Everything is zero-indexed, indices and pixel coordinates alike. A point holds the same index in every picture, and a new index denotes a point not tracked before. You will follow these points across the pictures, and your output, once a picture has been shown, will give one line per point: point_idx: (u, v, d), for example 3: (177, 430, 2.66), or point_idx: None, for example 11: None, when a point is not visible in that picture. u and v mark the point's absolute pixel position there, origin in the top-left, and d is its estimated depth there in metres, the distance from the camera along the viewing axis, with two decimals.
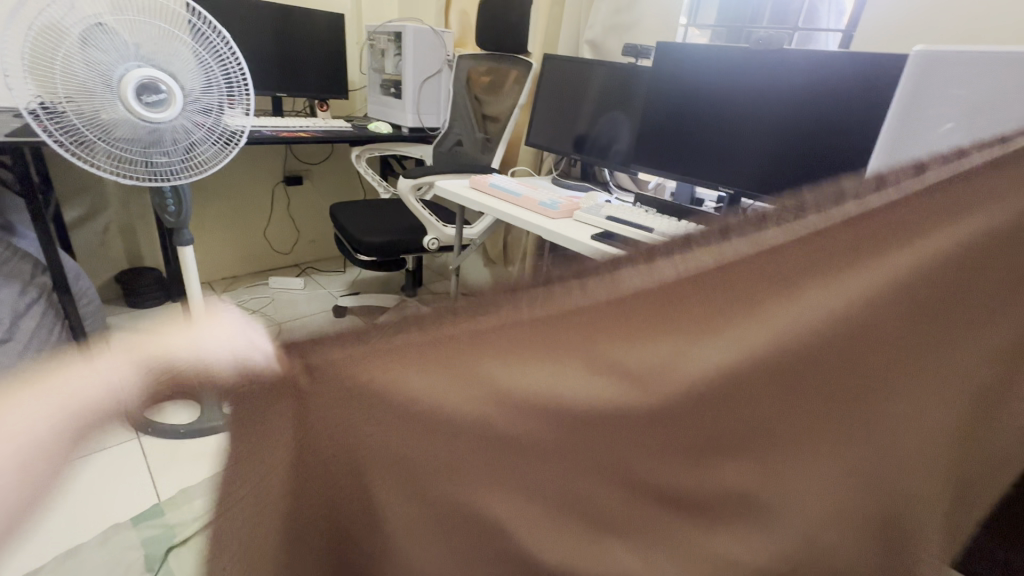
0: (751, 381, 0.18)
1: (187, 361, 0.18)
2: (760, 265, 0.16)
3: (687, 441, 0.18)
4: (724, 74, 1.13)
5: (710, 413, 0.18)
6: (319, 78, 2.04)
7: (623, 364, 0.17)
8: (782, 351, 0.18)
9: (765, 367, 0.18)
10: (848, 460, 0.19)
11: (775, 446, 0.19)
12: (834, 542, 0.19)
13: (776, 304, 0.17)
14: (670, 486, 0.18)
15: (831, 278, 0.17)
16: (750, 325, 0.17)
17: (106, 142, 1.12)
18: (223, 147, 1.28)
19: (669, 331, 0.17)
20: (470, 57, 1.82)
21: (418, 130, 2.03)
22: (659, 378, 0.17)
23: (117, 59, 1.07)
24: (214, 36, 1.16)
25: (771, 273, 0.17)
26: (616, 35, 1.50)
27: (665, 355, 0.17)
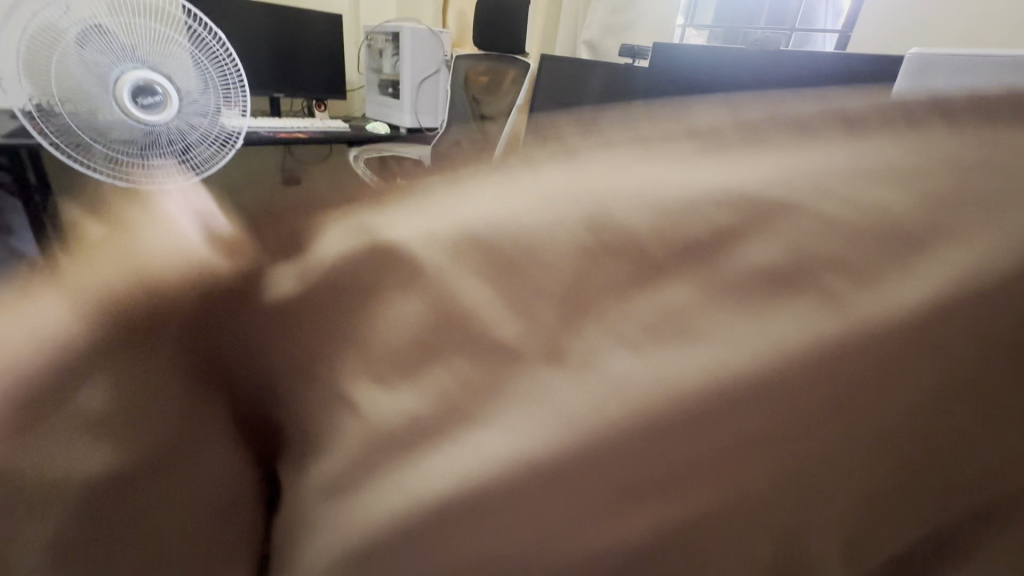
0: (686, 395, 0.23)
1: (160, 270, 0.35)
2: (686, 312, 0.23)
3: (622, 472, 0.24)
4: (721, 74, 1.14)
5: (652, 433, 0.23)
6: (318, 78, 2.04)
7: (558, 352, 0.24)
8: (711, 373, 0.22)
9: (692, 397, 0.23)
10: (768, 478, 0.23)
11: (718, 463, 0.23)
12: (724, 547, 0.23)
13: (687, 326, 0.23)
14: (591, 516, 0.24)
15: (732, 309, 0.23)
16: (664, 351, 0.23)
17: (102, 144, 1.09)
18: (220, 149, 1.26)
19: (601, 327, 0.24)
20: (468, 56, 1.77)
21: (416, 130, 2.04)
22: (591, 372, 0.24)
23: (114, 60, 1.07)
24: (211, 39, 1.18)
25: (689, 307, 0.23)
26: (612, 36, 1.51)
27: (616, 350, 0.23)
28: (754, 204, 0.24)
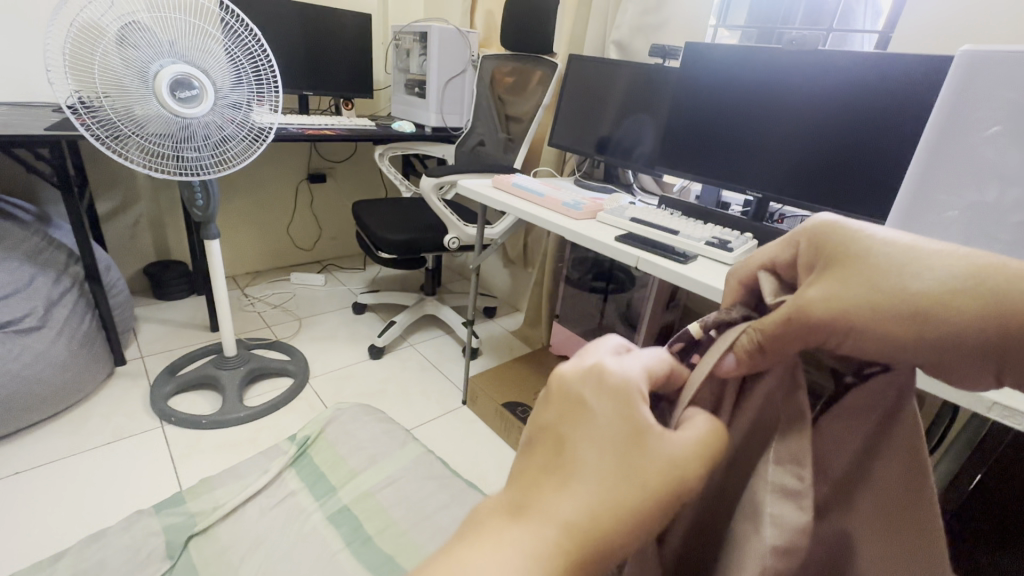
0: (830, 332, 0.31)
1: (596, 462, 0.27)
2: (821, 316, 0.31)
3: (802, 342, 0.32)
4: (755, 74, 1.11)
5: (809, 337, 0.32)
6: (345, 77, 2.06)
7: (797, 315, 0.32)
8: (849, 324, 0.30)
9: (831, 326, 0.31)
10: (883, 343, 0.30)
11: (839, 335, 0.31)
12: (842, 343, 0.32)
13: (851, 317, 0.30)
14: (774, 358, 0.33)
15: (878, 316, 0.30)
16: (831, 330, 0.31)
17: (139, 136, 1.14)
18: (251, 143, 1.31)
19: (806, 316, 0.32)
20: (494, 58, 1.81)
21: (441, 130, 2.05)
22: (805, 328, 0.32)
23: (152, 56, 1.08)
24: (246, 33, 1.19)
25: (842, 307, 0.31)
26: (642, 37, 1.49)
27: (824, 313, 0.31)
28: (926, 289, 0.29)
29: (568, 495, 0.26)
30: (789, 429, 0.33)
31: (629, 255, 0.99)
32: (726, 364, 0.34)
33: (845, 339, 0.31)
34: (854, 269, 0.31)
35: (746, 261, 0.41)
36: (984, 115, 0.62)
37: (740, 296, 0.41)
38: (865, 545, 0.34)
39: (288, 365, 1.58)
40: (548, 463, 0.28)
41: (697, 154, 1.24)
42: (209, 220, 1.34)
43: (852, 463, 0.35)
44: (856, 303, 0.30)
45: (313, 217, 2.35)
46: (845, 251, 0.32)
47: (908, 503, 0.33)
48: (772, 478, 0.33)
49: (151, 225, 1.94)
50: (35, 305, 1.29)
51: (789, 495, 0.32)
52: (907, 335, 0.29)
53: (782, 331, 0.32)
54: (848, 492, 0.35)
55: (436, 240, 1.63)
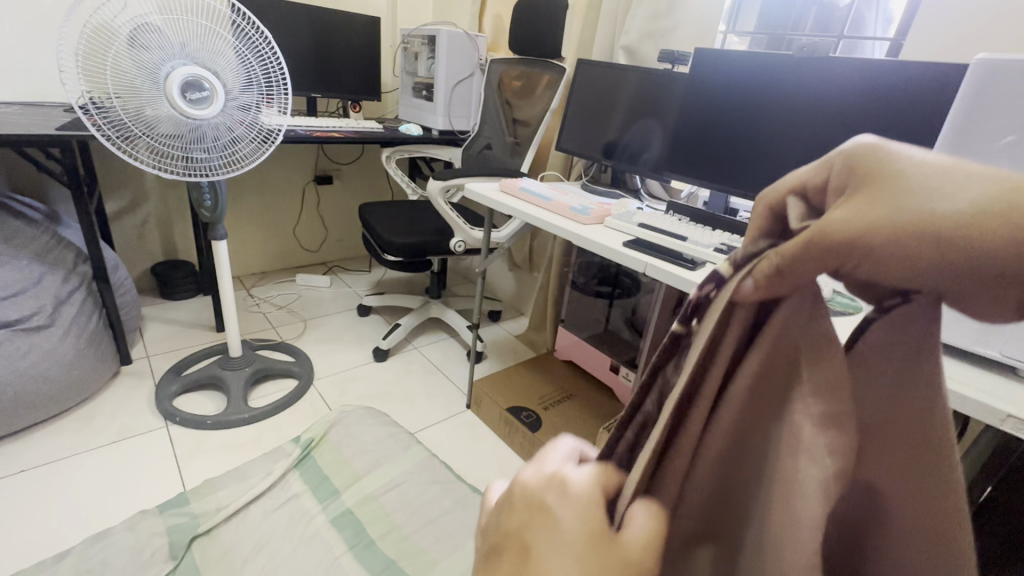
0: (854, 257, 0.22)
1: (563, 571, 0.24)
2: (845, 236, 0.22)
3: (822, 267, 0.23)
4: (765, 81, 1.10)
5: (830, 261, 0.23)
6: (353, 80, 2.07)
7: (816, 237, 0.22)
8: (877, 248, 0.21)
9: (853, 250, 0.22)
10: (922, 270, 0.21)
11: (863, 262, 0.22)
12: (868, 271, 0.22)
13: (879, 238, 0.21)
14: (791, 286, 0.25)
15: (917, 240, 0.20)
16: (855, 256, 0.22)
17: (149, 137, 1.15)
18: (261, 145, 1.31)
19: (828, 238, 0.22)
20: (502, 62, 1.81)
21: (448, 133, 2.05)
22: (823, 251, 0.22)
23: (164, 57, 1.09)
24: (256, 35, 1.19)
25: (869, 226, 0.21)
26: (651, 42, 1.48)
27: (849, 233, 0.21)
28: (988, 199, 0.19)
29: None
30: (813, 359, 0.26)
31: (636, 260, 0.98)
32: (744, 288, 0.26)
33: (873, 264, 0.22)
34: (904, 175, 0.21)
35: (773, 183, 0.27)
36: (1000, 124, 0.62)
37: (765, 225, 0.27)
38: (898, 495, 0.27)
39: (293, 366, 1.58)
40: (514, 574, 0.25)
41: (705, 160, 1.23)
42: (216, 220, 1.35)
43: (887, 407, 0.26)
44: (879, 222, 0.21)
45: (319, 218, 2.36)
46: (880, 166, 0.21)
47: (937, 439, 0.26)
48: (800, 409, 0.25)
49: (159, 225, 1.95)
50: (43, 304, 1.30)
51: (832, 423, 0.25)
52: (935, 260, 0.20)
53: (800, 256, 0.23)
54: (877, 439, 0.27)
55: (442, 243, 1.63)
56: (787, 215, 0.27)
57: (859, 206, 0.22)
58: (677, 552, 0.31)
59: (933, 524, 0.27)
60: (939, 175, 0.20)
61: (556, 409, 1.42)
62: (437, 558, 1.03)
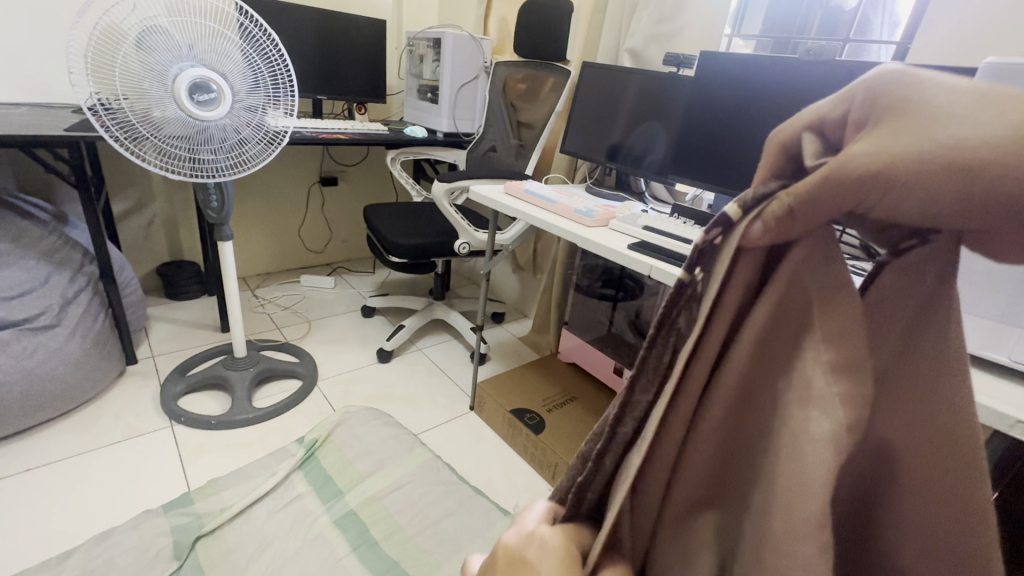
0: (869, 191, 0.23)
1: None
2: (863, 171, 0.23)
3: (835, 204, 0.24)
4: (770, 85, 1.10)
5: (845, 196, 0.24)
6: (358, 82, 2.08)
7: (836, 171, 0.23)
8: (894, 179, 0.22)
9: (870, 182, 0.23)
10: (937, 204, 0.22)
11: (880, 196, 0.23)
12: (886, 206, 0.23)
13: (896, 173, 0.22)
14: (804, 225, 0.26)
15: (930, 175, 0.21)
16: (874, 189, 0.23)
17: (157, 137, 1.16)
18: (267, 146, 1.32)
19: (845, 174, 0.23)
20: (507, 64, 1.82)
21: (452, 135, 2.05)
22: (839, 187, 0.23)
23: (172, 59, 1.10)
24: (263, 37, 1.20)
25: (885, 162, 0.22)
26: (656, 45, 1.49)
27: (869, 165, 0.22)
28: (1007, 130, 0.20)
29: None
30: (826, 305, 0.27)
31: (641, 263, 0.99)
32: (753, 231, 0.27)
33: (890, 199, 0.23)
34: (921, 106, 0.22)
35: (784, 122, 0.28)
36: None
37: (774, 166, 0.28)
38: (905, 451, 0.28)
39: (297, 367, 1.59)
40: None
41: (710, 162, 1.23)
42: (222, 221, 1.36)
43: (897, 353, 0.28)
44: (904, 155, 0.21)
45: (324, 220, 2.37)
46: (904, 99, 0.22)
47: (947, 388, 0.27)
48: (813, 358, 0.27)
49: (165, 226, 1.96)
50: (50, 303, 1.31)
51: (844, 373, 0.26)
52: (962, 203, 0.22)
53: (818, 193, 0.24)
54: (887, 389, 0.28)
55: (447, 245, 1.64)
56: (799, 152, 0.27)
57: (876, 140, 0.22)
58: (681, 514, 0.33)
59: (940, 484, 0.28)
60: (957, 108, 0.21)
61: (560, 411, 1.42)
62: (440, 560, 1.03)
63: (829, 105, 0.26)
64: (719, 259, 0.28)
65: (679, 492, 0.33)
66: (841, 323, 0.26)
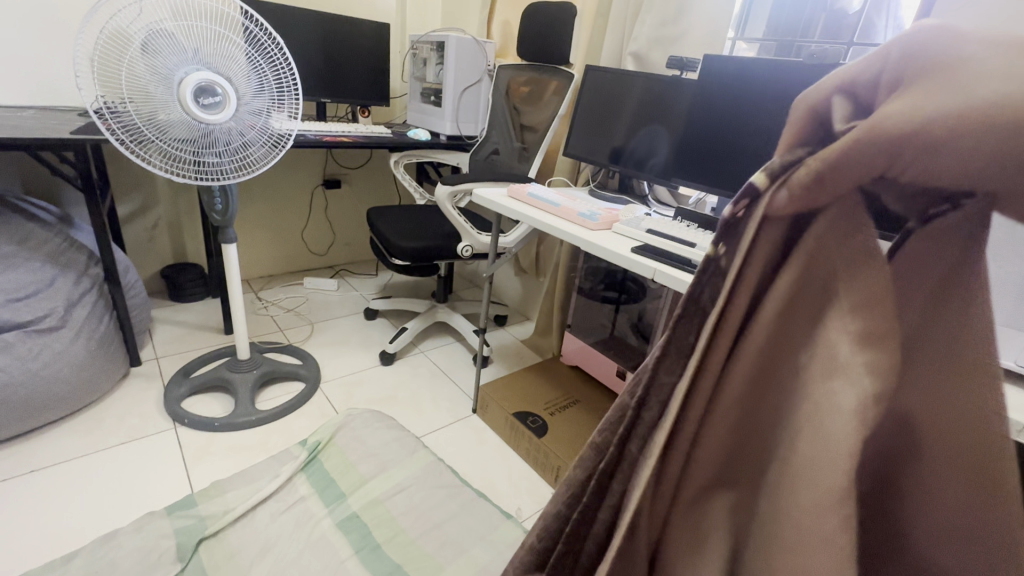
0: (903, 152, 0.25)
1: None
2: (897, 132, 0.25)
3: (867, 167, 0.26)
4: (773, 88, 1.10)
5: (879, 158, 0.26)
6: (362, 85, 2.08)
7: (873, 132, 0.25)
8: (928, 139, 0.24)
9: (903, 142, 0.25)
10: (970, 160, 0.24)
11: (910, 158, 0.25)
12: (916, 166, 0.25)
13: (930, 133, 0.24)
14: (835, 190, 0.28)
15: (967, 127, 0.23)
16: (909, 150, 0.25)
17: (163, 141, 1.16)
18: (271, 149, 1.32)
19: (881, 135, 0.25)
20: (510, 68, 1.82)
21: (455, 138, 2.06)
22: (874, 149, 0.26)
23: (178, 63, 1.11)
24: (268, 41, 1.21)
25: (919, 123, 0.24)
26: (660, 48, 1.49)
27: (906, 125, 0.24)
28: None
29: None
30: (851, 274, 0.28)
31: (645, 266, 0.98)
32: (781, 197, 0.29)
33: (921, 159, 0.25)
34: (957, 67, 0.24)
35: (815, 84, 0.30)
36: None
37: (804, 133, 0.30)
38: (926, 421, 0.30)
39: (300, 369, 1.59)
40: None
41: (713, 166, 1.23)
42: (226, 224, 1.36)
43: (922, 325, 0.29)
44: (937, 112, 0.24)
45: (327, 222, 2.37)
46: (938, 61, 0.24)
47: (969, 362, 0.28)
48: (841, 329, 0.28)
49: (168, 229, 1.97)
50: (55, 305, 1.31)
51: (869, 341, 0.28)
52: (994, 158, 0.23)
53: (850, 155, 0.26)
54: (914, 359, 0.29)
55: (449, 247, 1.64)
56: (829, 117, 0.29)
57: (911, 104, 0.24)
58: (701, 488, 0.35)
59: (961, 456, 0.29)
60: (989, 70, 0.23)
61: (562, 414, 1.41)
62: (443, 563, 1.03)
63: (862, 70, 0.28)
64: (745, 231, 0.30)
65: (703, 464, 0.34)
66: (865, 292, 0.28)
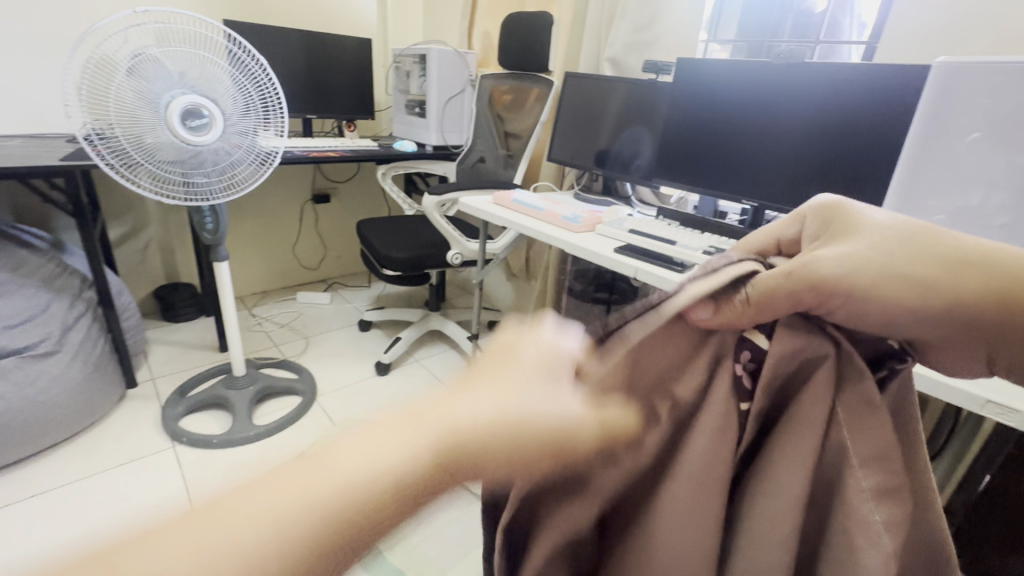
0: (803, 286, 0.31)
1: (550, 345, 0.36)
2: (787, 284, 0.31)
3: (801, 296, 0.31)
4: (747, 89, 1.12)
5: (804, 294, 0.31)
6: (417, 100, 2.11)
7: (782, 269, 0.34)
8: (804, 288, 0.31)
9: (802, 284, 0.31)
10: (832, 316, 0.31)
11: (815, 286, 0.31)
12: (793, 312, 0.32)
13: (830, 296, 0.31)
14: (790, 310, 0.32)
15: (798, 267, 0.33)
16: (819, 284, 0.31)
17: (150, 163, 1.19)
18: (259, 167, 1.34)
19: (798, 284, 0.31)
20: (492, 77, 1.87)
21: (442, 148, 2.10)
22: (792, 300, 0.32)
23: (164, 87, 1.13)
24: (251, 61, 1.23)
25: (798, 282, 0.31)
26: (635, 52, 1.52)
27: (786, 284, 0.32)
28: (826, 223, 0.35)
29: (528, 394, 0.33)
30: (843, 384, 0.31)
31: (627, 266, 1.01)
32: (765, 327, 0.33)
33: (841, 292, 0.30)
34: (856, 232, 0.32)
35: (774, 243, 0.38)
36: (964, 123, 0.65)
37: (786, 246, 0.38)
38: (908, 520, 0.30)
39: (296, 382, 1.60)
40: (501, 353, 0.36)
41: (693, 165, 1.25)
42: (218, 242, 1.38)
43: (876, 452, 0.29)
44: (836, 273, 0.31)
45: (319, 237, 2.40)
46: (842, 221, 0.34)
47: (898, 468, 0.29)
48: (841, 403, 0.30)
49: (161, 250, 1.99)
50: (50, 331, 1.32)
51: (875, 467, 0.29)
52: (826, 289, 0.31)
53: (782, 291, 0.32)
54: (870, 460, 0.29)
55: (440, 256, 1.66)
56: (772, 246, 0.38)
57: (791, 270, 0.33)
58: None
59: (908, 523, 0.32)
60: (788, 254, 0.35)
61: None
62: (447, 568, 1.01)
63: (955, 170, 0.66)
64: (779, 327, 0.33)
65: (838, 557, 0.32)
66: (876, 436, 0.30)
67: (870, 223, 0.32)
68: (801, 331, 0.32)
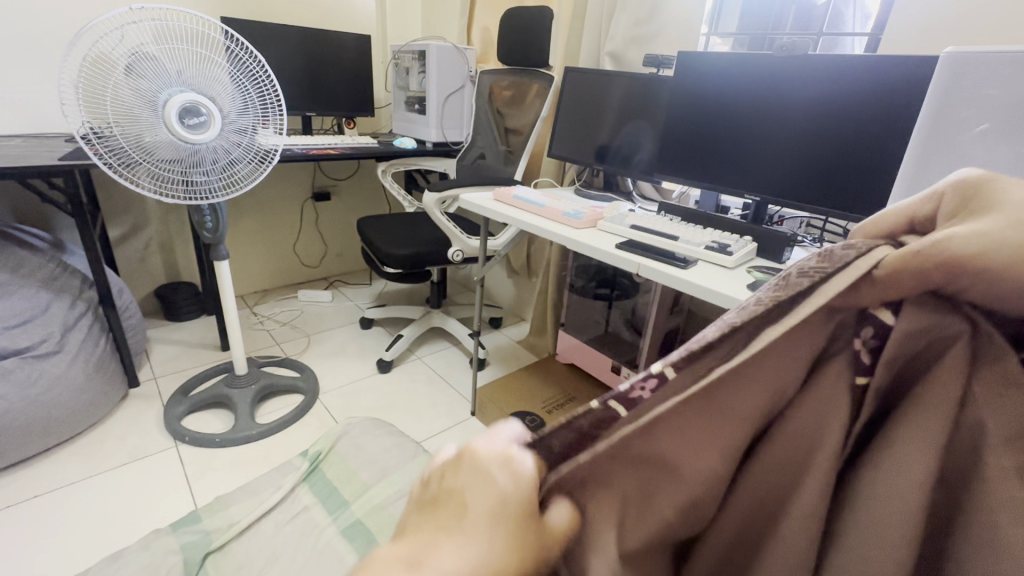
0: (927, 273, 0.25)
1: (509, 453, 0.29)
2: (906, 271, 0.25)
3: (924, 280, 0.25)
4: (749, 82, 1.11)
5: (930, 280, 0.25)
6: (417, 96, 2.10)
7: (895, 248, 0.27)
8: (931, 270, 0.25)
9: (929, 267, 0.25)
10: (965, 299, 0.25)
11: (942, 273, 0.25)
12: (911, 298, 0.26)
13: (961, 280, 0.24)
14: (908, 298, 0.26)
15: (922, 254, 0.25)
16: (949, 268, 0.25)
17: (149, 163, 1.18)
18: (258, 165, 1.34)
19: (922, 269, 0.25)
20: (492, 73, 1.85)
21: (442, 145, 2.09)
22: (912, 284, 0.26)
23: (162, 85, 1.12)
24: (249, 59, 1.23)
25: (918, 267, 0.25)
26: (636, 47, 1.51)
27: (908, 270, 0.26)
28: (963, 197, 0.26)
29: (505, 524, 0.26)
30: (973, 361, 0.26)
31: (629, 262, 1.00)
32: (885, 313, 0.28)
33: (973, 277, 0.24)
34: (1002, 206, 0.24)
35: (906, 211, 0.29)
36: (972, 113, 0.64)
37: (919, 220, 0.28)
38: None
39: (299, 382, 1.60)
40: (460, 477, 0.27)
41: (694, 159, 1.24)
42: (218, 241, 1.38)
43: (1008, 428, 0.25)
44: (973, 253, 0.24)
45: (319, 234, 2.39)
46: (985, 197, 0.25)
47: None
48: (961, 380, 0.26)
49: (161, 249, 1.99)
50: (49, 332, 1.31)
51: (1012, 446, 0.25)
52: (958, 270, 0.24)
53: (903, 275, 0.26)
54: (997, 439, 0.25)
55: (441, 252, 1.65)
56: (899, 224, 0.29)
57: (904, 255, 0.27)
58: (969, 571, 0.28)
59: None
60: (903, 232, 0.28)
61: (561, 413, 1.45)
62: None
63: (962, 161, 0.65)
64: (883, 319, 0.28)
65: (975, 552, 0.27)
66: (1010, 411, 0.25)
67: (1008, 202, 0.24)
68: (924, 318, 0.26)
